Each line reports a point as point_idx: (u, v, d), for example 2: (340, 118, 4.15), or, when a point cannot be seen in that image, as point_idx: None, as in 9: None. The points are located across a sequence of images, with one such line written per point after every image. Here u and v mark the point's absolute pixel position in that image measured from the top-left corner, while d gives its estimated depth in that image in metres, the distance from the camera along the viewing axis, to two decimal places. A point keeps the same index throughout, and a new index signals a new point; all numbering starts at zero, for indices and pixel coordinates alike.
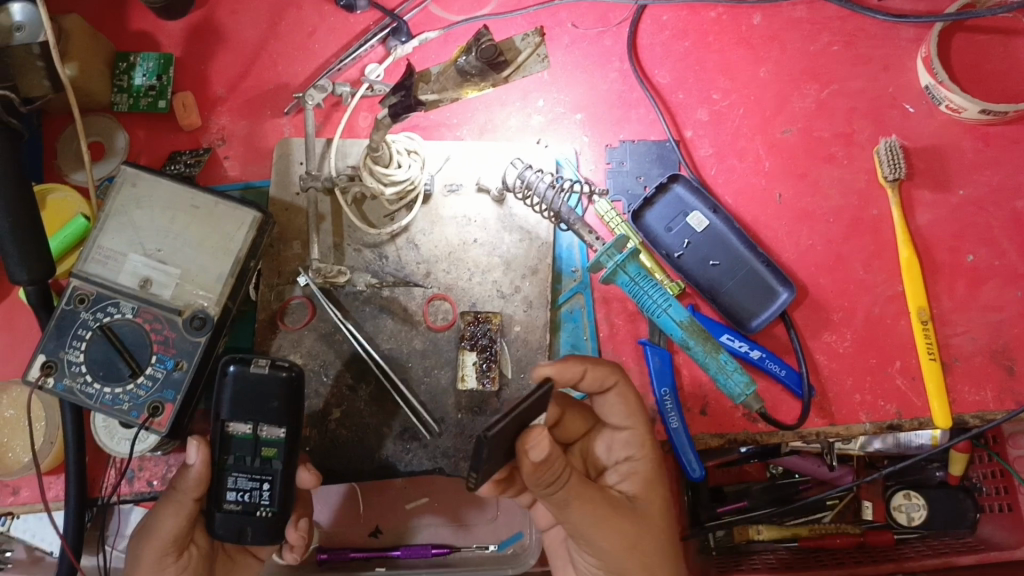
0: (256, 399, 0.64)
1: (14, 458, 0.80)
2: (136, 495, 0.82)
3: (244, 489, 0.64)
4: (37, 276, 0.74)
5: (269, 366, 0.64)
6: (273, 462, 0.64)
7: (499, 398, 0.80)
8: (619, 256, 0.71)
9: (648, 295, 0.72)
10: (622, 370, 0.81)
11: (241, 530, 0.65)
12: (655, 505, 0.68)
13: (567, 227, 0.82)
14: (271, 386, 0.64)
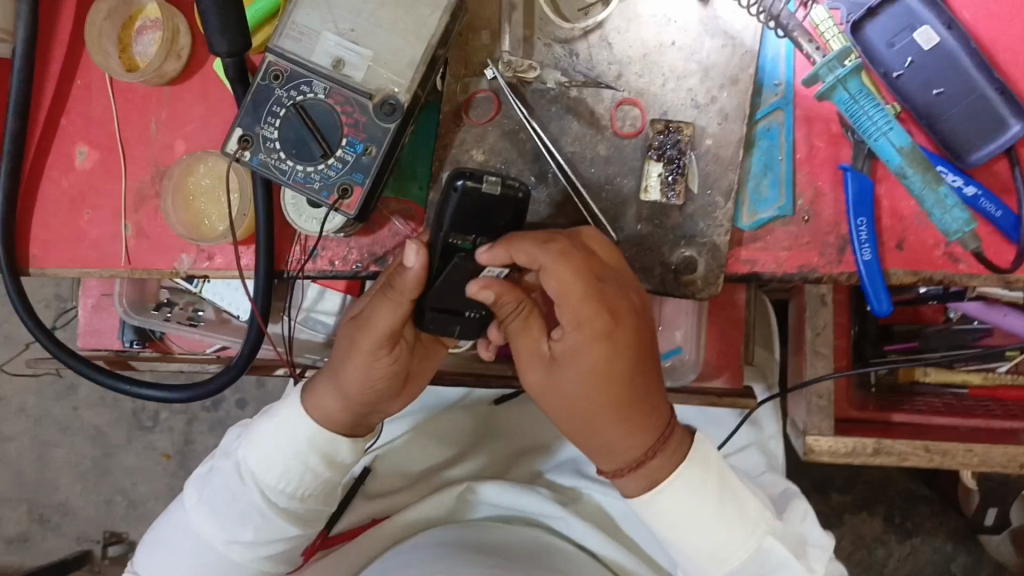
0: (477, 214, 0.65)
1: (211, 227, 0.86)
2: (318, 272, 0.85)
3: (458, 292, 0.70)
4: (236, 48, 0.75)
5: (500, 186, 0.63)
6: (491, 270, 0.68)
7: (681, 213, 0.77)
8: (841, 71, 0.71)
9: (866, 114, 0.71)
10: (816, 196, 0.76)
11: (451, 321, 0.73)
12: (572, 366, 0.68)
13: (781, 32, 0.76)
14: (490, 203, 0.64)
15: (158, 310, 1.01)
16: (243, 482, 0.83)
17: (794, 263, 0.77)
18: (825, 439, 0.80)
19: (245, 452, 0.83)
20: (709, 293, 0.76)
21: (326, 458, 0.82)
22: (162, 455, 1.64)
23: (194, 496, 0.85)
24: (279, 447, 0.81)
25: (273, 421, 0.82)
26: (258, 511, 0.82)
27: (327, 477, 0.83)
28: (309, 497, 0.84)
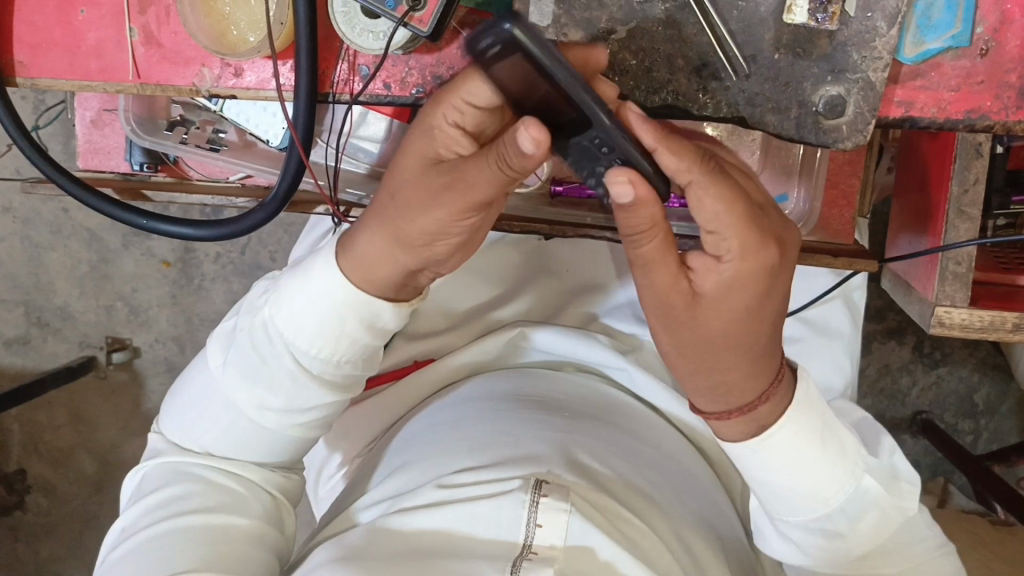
0: (521, 69, 0.50)
1: (239, 38, 0.73)
2: (371, 98, 0.71)
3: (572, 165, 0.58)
4: None
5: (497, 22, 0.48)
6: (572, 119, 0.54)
7: (831, 40, 0.62)
8: None
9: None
10: (1000, 23, 0.62)
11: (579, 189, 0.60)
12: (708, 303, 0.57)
13: None
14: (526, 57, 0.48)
15: (171, 131, 0.87)
16: (270, 341, 0.68)
17: (961, 107, 0.64)
18: (958, 312, 0.73)
19: (270, 309, 0.68)
20: (854, 142, 0.63)
21: (366, 321, 0.67)
22: (162, 262, 1.50)
23: (218, 355, 0.73)
24: (310, 304, 0.65)
25: (302, 274, 0.66)
26: (289, 377, 0.68)
27: (369, 341, 0.68)
28: (349, 364, 0.69)
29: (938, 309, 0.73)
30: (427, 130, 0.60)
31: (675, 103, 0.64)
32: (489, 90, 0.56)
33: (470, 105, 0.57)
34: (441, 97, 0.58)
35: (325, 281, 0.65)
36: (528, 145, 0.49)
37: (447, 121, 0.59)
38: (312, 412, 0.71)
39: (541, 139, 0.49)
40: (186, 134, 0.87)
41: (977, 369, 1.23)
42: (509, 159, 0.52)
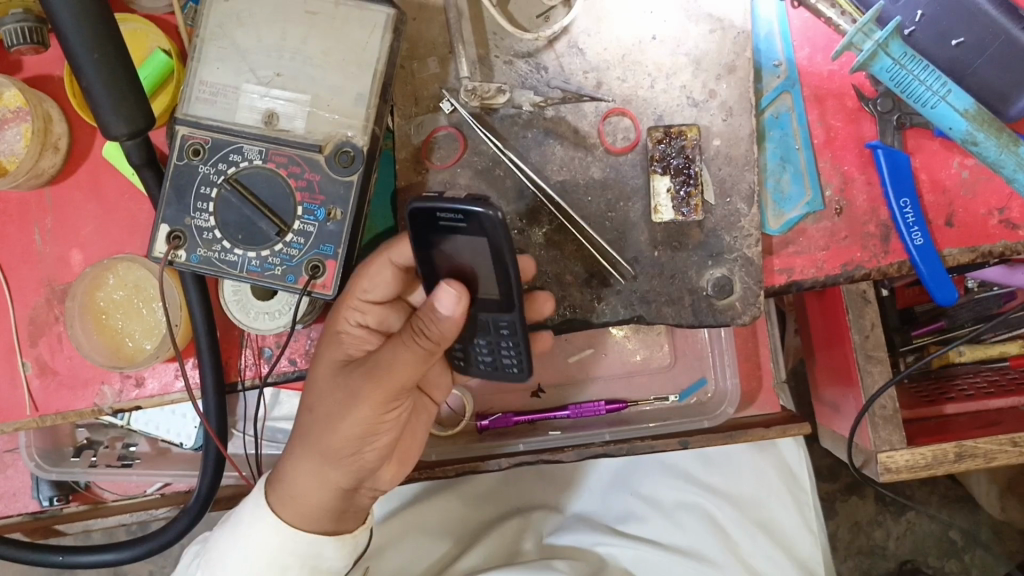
0: (465, 244, 0.55)
1: (137, 348, 0.71)
2: (280, 377, 0.71)
3: (487, 351, 0.63)
4: (139, 127, 0.62)
5: (450, 213, 0.53)
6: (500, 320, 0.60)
7: (702, 229, 0.66)
8: (879, 34, 0.61)
9: (916, 80, 0.63)
10: (844, 183, 0.68)
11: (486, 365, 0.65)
12: None
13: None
14: (474, 232, 0.54)
15: (79, 456, 0.84)
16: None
17: (836, 263, 0.67)
18: (900, 453, 0.72)
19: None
20: (751, 315, 0.65)
21: (308, 565, 0.64)
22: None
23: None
24: (243, 559, 0.62)
25: (233, 527, 0.63)
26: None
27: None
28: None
29: (881, 455, 0.73)
30: (335, 337, 0.63)
31: (575, 316, 0.66)
32: (383, 278, 0.63)
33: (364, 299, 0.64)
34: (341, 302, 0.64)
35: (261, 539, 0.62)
36: (449, 301, 0.55)
37: (353, 324, 0.64)
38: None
39: (460, 293, 0.54)
40: (95, 456, 0.84)
41: (943, 505, 1.16)
42: (427, 326, 0.55)
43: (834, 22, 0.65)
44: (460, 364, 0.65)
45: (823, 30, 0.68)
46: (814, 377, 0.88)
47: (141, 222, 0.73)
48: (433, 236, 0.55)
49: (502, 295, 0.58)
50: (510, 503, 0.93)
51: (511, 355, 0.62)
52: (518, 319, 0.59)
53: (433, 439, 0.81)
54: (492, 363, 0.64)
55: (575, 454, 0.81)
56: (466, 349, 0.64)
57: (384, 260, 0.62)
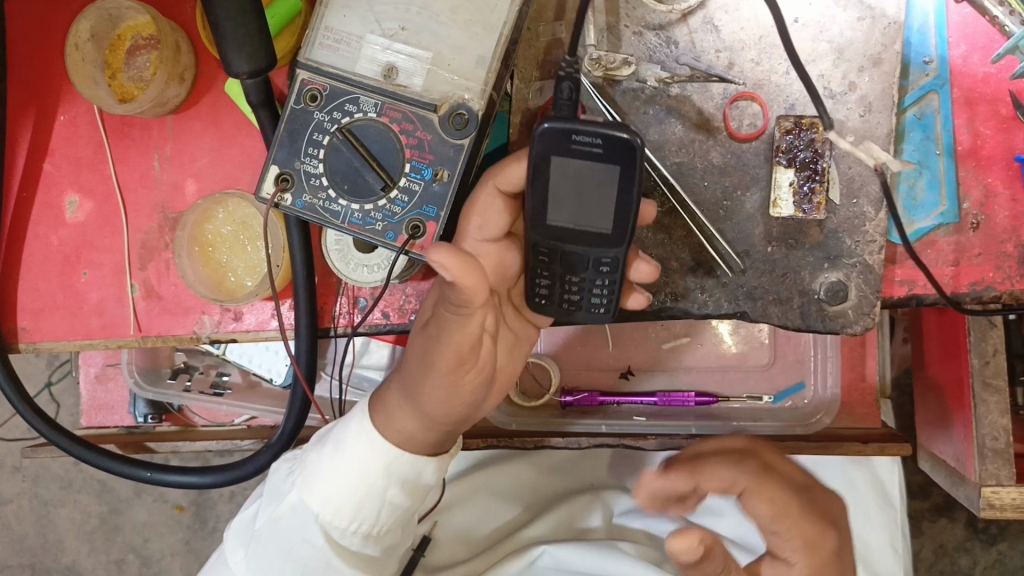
0: (586, 174, 0.56)
1: (238, 283, 0.72)
2: (370, 329, 0.72)
3: (581, 291, 0.59)
4: (260, 67, 0.62)
5: (594, 132, 0.54)
6: (604, 260, 0.58)
7: (822, 228, 0.63)
8: None
9: None
10: (986, 195, 0.63)
11: (581, 272, 0.58)
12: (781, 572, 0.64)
13: None
14: (607, 162, 0.55)
15: (174, 379, 0.87)
16: (301, 525, 0.61)
17: (964, 281, 0.62)
18: (1007, 490, 0.67)
19: (302, 493, 0.61)
20: (863, 325, 0.62)
21: (407, 484, 0.61)
22: (174, 507, 1.31)
23: (235, 552, 0.66)
24: (348, 482, 0.59)
25: (334, 448, 0.60)
26: (323, 562, 0.61)
27: (409, 508, 0.62)
28: (387, 537, 0.63)
29: (983, 490, 0.67)
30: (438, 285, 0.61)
31: (675, 305, 0.64)
32: (496, 212, 0.59)
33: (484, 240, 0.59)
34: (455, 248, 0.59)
35: (360, 445, 0.59)
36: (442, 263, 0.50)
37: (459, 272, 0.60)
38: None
39: (451, 258, 0.50)
40: (189, 381, 0.86)
41: None
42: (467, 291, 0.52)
43: (999, 22, 0.59)
44: (539, 302, 0.60)
45: (984, 27, 0.63)
46: (920, 395, 0.83)
47: (254, 159, 0.74)
48: (556, 167, 0.55)
49: (615, 227, 0.57)
50: (582, 479, 0.93)
51: (602, 295, 0.59)
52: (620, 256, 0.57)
53: (514, 409, 0.80)
54: (576, 304, 0.60)
55: (658, 444, 0.78)
56: (554, 286, 0.59)
57: (491, 190, 0.58)
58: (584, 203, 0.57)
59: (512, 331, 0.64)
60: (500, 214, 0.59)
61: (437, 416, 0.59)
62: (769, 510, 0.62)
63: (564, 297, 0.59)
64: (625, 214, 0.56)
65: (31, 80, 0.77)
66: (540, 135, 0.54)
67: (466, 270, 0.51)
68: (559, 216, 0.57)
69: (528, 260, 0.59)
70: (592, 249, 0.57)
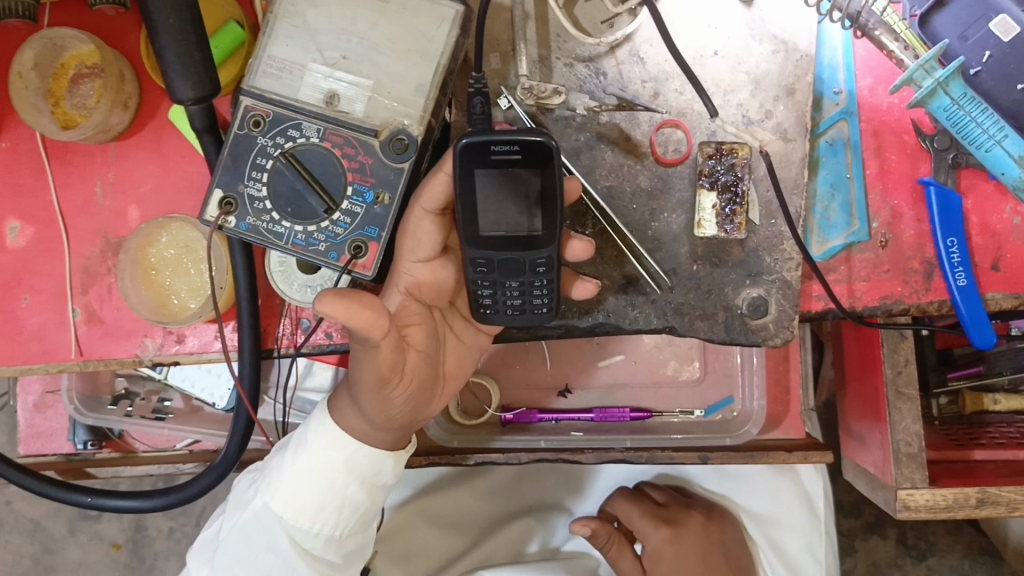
0: (509, 176, 0.58)
1: (181, 306, 0.73)
2: (315, 349, 0.73)
3: (521, 293, 0.63)
4: (204, 94, 0.64)
5: (510, 142, 0.56)
6: (539, 261, 0.61)
7: (743, 247, 0.67)
8: (940, 75, 0.59)
9: (973, 121, 0.61)
10: (894, 216, 0.67)
11: (519, 274, 0.62)
12: None
13: (853, 27, 0.66)
14: (527, 163, 0.58)
15: (115, 405, 0.86)
16: (265, 527, 0.66)
17: (875, 295, 0.67)
18: (921, 492, 0.70)
19: (266, 496, 0.65)
20: (783, 338, 0.66)
21: (367, 483, 0.67)
22: (110, 545, 1.29)
23: (198, 568, 0.69)
24: (312, 481, 0.65)
25: (300, 450, 0.65)
26: (286, 566, 0.66)
27: (367, 508, 0.68)
28: (347, 540, 0.68)
29: (900, 492, 0.71)
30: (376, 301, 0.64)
31: (608, 321, 0.67)
32: (425, 231, 0.62)
33: (417, 259, 0.63)
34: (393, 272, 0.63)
35: (322, 448, 0.65)
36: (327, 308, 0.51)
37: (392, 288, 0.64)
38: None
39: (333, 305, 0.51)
40: (131, 406, 0.86)
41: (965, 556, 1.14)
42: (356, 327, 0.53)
43: (897, 56, 0.65)
44: (485, 312, 0.64)
45: (888, 62, 0.68)
46: (843, 409, 0.88)
47: (197, 184, 0.76)
48: (482, 176, 0.58)
49: (544, 228, 0.60)
50: (520, 502, 0.95)
51: (543, 294, 0.62)
52: (553, 255, 0.61)
53: (455, 426, 0.82)
54: (520, 306, 0.63)
55: (595, 457, 0.79)
56: (496, 292, 0.63)
57: (420, 212, 0.61)
58: (513, 208, 0.60)
59: (455, 332, 0.69)
60: (430, 232, 0.63)
61: (379, 423, 0.64)
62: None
63: (509, 301, 0.63)
64: (553, 215, 0.59)
65: None
66: (462, 149, 0.57)
67: (359, 315, 0.52)
68: (490, 223, 0.60)
69: (470, 274, 0.62)
70: (527, 252, 0.61)
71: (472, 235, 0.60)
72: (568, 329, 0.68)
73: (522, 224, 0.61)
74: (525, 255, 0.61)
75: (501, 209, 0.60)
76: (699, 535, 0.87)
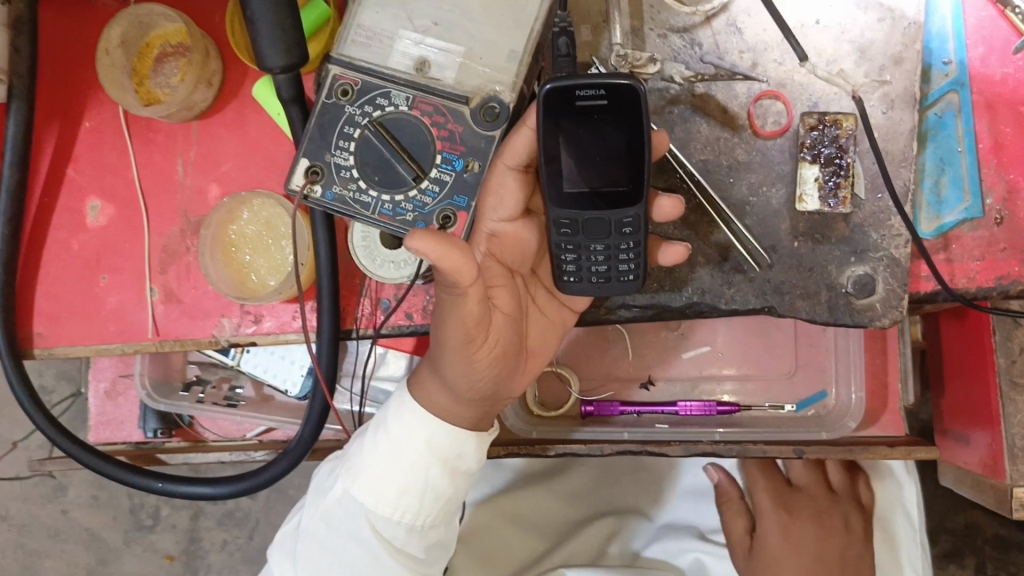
0: (593, 129, 0.56)
1: (261, 283, 0.72)
2: (395, 330, 0.71)
3: (606, 256, 0.60)
4: (294, 61, 0.63)
5: (595, 86, 0.54)
6: (626, 220, 0.59)
7: (847, 223, 0.63)
8: None
9: None
10: (1009, 192, 0.64)
11: (605, 234, 0.59)
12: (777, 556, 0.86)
13: None
14: (613, 111, 0.55)
15: (187, 391, 0.86)
16: (347, 516, 0.63)
17: (989, 275, 0.63)
18: None
19: (347, 482, 0.63)
20: (891, 319, 0.62)
21: (449, 467, 0.63)
22: (164, 556, 1.28)
23: (284, 561, 0.67)
24: (393, 466, 0.62)
25: (382, 432, 0.63)
26: (370, 556, 0.63)
27: (450, 495, 0.64)
28: (430, 530, 0.65)
29: (1016, 490, 0.66)
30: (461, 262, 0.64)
31: (702, 300, 0.64)
32: (508, 187, 0.62)
33: (501, 218, 0.63)
34: (475, 227, 0.63)
35: (404, 428, 0.62)
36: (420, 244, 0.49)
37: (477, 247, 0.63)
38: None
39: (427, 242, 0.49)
40: (203, 392, 0.85)
41: None
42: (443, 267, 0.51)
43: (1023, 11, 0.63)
44: (569, 280, 0.61)
45: (1002, 31, 0.64)
46: (939, 410, 0.83)
47: (279, 163, 0.75)
48: (566, 126, 0.56)
49: (630, 184, 0.58)
50: (600, 504, 0.93)
51: (629, 260, 0.60)
52: (640, 214, 0.58)
53: (533, 417, 0.79)
54: (605, 274, 0.61)
55: (682, 450, 0.75)
56: (580, 256, 0.60)
57: (502, 167, 0.61)
58: (598, 163, 0.58)
59: (538, 306, 0.67)
60: (513, 189, 0.62)
61: (461, 392, 0.62)
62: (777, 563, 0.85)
63: (596, 265, 0.60)
64: (639, 169, 0.57)
65: (60, 87, 0.78)
66: (545, 96, 0.55)
67: (447, 254, 0.50)
68: (573, 182, 0.58)
69: (553, 237, 0.60)
70: (612, 211, 0.59)
71: (556, 191, 0.58)
72: (660, 310, 0.65)
73: (606, 182, 0.58)
74: (610, 214, 0.59)
75: (585, 166, 0.58)
76: (809, 523, 0.87)
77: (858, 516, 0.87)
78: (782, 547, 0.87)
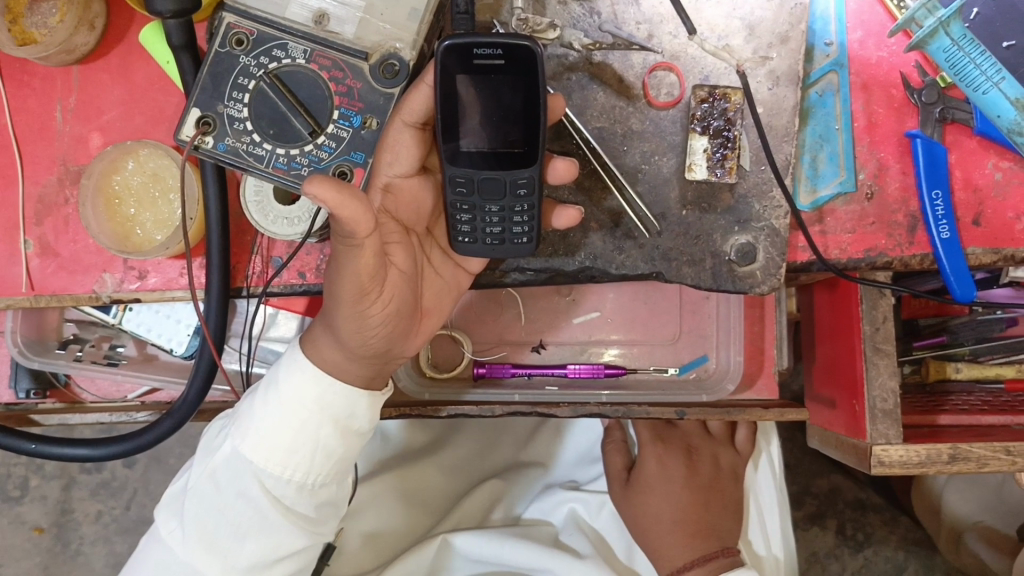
0: (491, 87, 0.57)
1: (145, 238, 0.70)
2: (284, 289, 0.70)
3: (501, 215, 0.61)
4: (185, 7, 0.60)
5: (494, 45, 0.54)
6: (521, 180, 0.59)
7: (733, 193, 0.66)
8: (942, 13, 0.60)
9: (971, 63, 0.62)
10: (880, 169, 0.68)
11: (502, 194, 0.60)
12: (654, 482, 0.90)
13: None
14: (511, 70, 0.56)
15: (63, 349, 0.82)
16: (235, 474, 0.62)
17: (859, 247, 0.67)
18: (895, 448, 0.70)
19: (236, 439, 0.62)
20: (769, 286, 0.65)
21: (341, 425, 0.63)
22: (33, 529, 1.22)
23: (169, 521, 0.65)
24: (283, 424, 0.61)
25: (273, 389, 0.62)
26: (257, 515, 0.62)
27: (341, 454, 0.64)
28: (320, 488, 0.64)
29: (876, 447, 0.70)
30: None
31: (594, 265, 0.66)
32: (404, 143, 0.61)
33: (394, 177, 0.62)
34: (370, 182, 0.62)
35: (296, 385, 0.61)
36: (318, 191, 0.49)
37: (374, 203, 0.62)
38: (281, 563, 0.65)
39: (325, 191, 0.49)
40: (81, 350, 0.82)
41: (901, 546, 1.15)
42: (340, 217, 0.51)
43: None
44: (463, 241, 0.62)
45: (879, 16, 0.68)
46: (810, 373, 0.88)
47: (167, 114, 0.72)
48: (464, 83, 0.56)
49: (525, 146, 0.59)
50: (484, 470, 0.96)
51: (523, 221, 0.61)
52: (535, 176, 0.59)
53: (426, 380, 0.80)
54: (500, 235, 0.61)
55: (570, 410, 0.77)
56: (475, 215, 0.61)
57: (398, 125, 0.60)
58: (495, 122, 0.58)
59: (434, 266, 0.67)
60: (410, 145, 0.61)
61: (354, 348, 0.61)
62: (657, 494, 0.90)
63: (491, 225, 0.61)
64: (534, 131, 0.58)
65: None
66: (444, 52, 0.55)
67: (346, 204, 0.50)
68: (470, 141, 0.59)
69: (448, 195, 0.60)
70: (507, 172, 0.59)
71: (453, 149, 0.58)
72: (553, 274, 0.67)
73: (502, 143, 0.59)
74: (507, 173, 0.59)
75: (482, 125, 0.58)
76: (683, 470, 0.91)
77: (726, 455, 0.93)
78: (658, 481, 0.91)
